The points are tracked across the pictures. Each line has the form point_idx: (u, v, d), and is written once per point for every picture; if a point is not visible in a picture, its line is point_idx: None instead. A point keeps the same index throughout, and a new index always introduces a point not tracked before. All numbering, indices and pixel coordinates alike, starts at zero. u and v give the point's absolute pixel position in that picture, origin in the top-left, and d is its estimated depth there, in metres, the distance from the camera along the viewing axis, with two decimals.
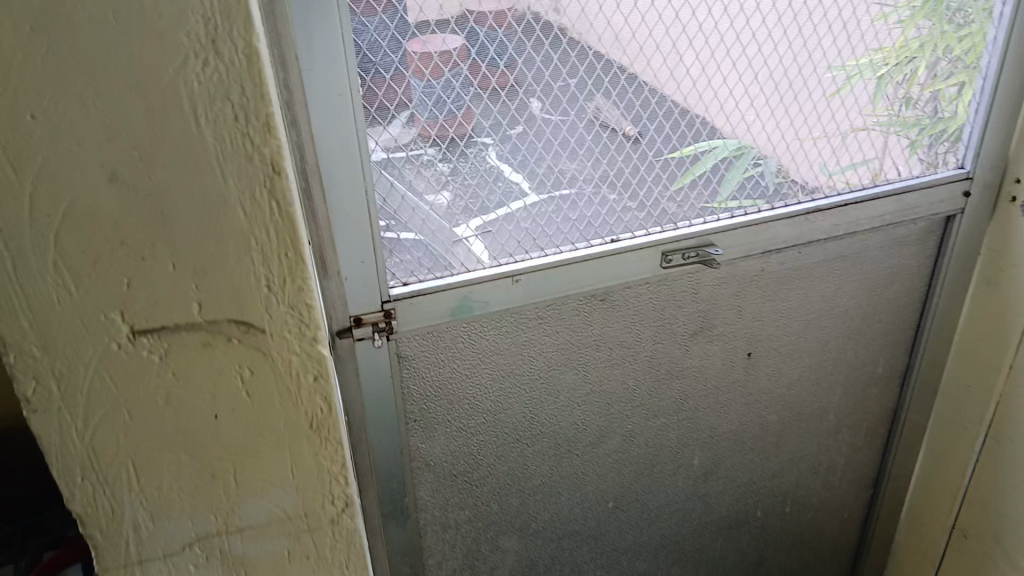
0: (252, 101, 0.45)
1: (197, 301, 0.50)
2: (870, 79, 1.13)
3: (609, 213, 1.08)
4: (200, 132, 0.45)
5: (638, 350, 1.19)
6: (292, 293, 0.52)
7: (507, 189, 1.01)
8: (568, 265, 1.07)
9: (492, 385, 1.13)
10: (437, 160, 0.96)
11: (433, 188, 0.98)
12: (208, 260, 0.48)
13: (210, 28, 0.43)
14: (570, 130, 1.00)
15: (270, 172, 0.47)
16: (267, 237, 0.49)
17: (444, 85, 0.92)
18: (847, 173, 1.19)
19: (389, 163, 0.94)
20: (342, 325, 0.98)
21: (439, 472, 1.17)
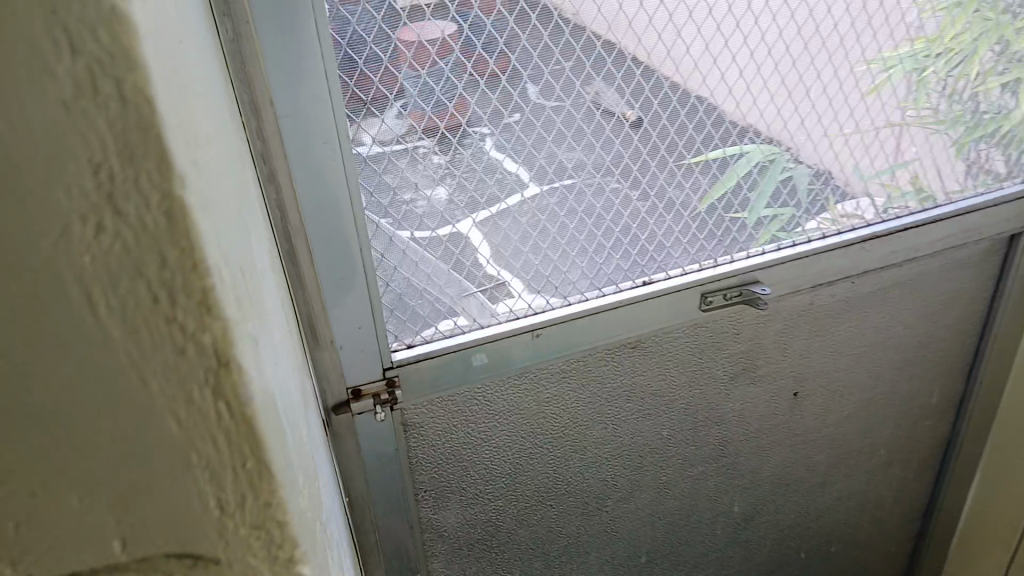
0: (177, 267, 0.26)
1: (112, 547, 0.31)
2: (912, 73, 0.97)
3: (639, 255, 0.95)
4: (93, 315, 0.26)
5: (672, 397, 1.06)
6: (259, 519, 0.31)
7: (506, 180, 0.84)
8: (594, 314, 0.94)
9: (512, 447, 1.00)
10: (433, 152, 0.79)
11: (429, 183, 0.80)
12: (125, 496, 0.30)
13: (105, 175, 0.24)
14: (595, 166, 0.87)
15: (212, 365, 0.27)
16: (218, 456, 0.29)
17: (415, 85, 0.74)
18: (888, 176, 1.03)
19: (393, 188, 0.79)
20: (337, 399, 0.86)
21: (454, 543, 1.05)
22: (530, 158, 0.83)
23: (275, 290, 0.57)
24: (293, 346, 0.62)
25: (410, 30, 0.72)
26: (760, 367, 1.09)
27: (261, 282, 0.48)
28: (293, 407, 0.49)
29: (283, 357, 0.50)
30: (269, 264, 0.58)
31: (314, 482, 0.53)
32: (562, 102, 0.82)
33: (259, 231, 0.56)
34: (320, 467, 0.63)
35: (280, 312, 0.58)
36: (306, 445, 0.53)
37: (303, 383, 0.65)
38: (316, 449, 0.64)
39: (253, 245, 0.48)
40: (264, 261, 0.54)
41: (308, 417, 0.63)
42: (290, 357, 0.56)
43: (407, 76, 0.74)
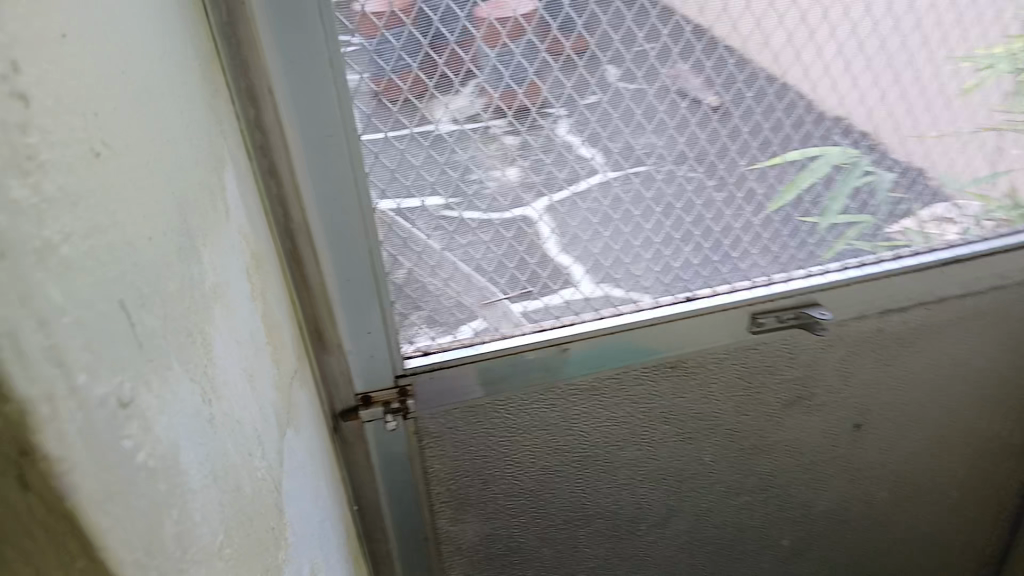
0: None
1: None
2: (1009, 74, 0.84)
3: (682, 267, 0.86)
4: None
5: (717, 422, 0.98)
6: None
7: (577, 164, 0.76)
8: (629, 331, 0.86)
9: (536, 464, 0.94)
10: (507, 132, 0.72)
11: (500, 164, 0.74)
12: None
13: None
14: (634, 170, 0.78)
15: (14, 454, 0.24)
16: (36, 545, 0.26)
17: (486, 67, 0.68)
18: (981, 186, 0.92)
19: (460, 167, 0.73)
20: (346, 404, 0.81)
21: (471, 556, 1.00)
22: (561, 160, 0.75)
23: (244, 304, 0.52)
24: (271, 362, 0.57)
25: (483, 7, 0.65)
26: (817, 395, 0.99)
27: (206, 304, 0.43)
28: (237, 442, 0.44)
29: (231, 386, 0.45)
30: (244, 273, 0.53)
31: (268, 523, 0.48)
32: (597, 99, 0.73)
33: (229, 239, 0.51)
34: (297, 495, 0.58)
35: (250, 328, 0.52)
36: (261, 482, 0.48)
37: (287, 400, 0.60)
38: (296, 474, 0.59)
39: (200, 262, 0.43)
40: (225, 273, 0.48)
41: (286, 440, 0.58)
42: (253, 380, 0.50)
43: (486, 53, 0.67)
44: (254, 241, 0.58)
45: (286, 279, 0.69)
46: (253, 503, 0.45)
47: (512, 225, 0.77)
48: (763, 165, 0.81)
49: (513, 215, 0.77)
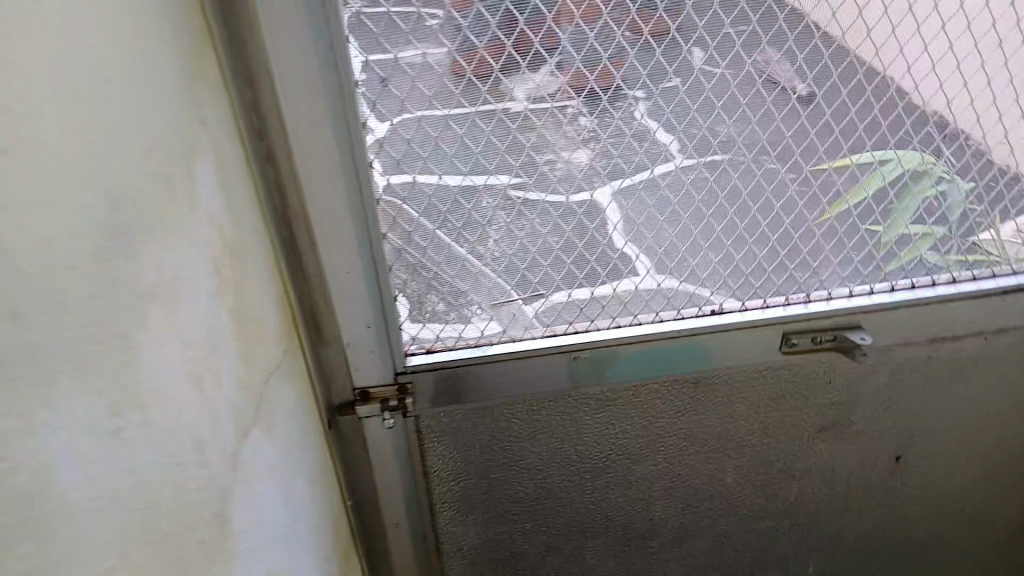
0: None
1: None
2: None
3: (710, 279, 0.79)
4: None
5: (741, 444, 0.92)
6: None
7: (647, 150, 0.71)
8: (647, 343, 0.81)
9: (542, 471, 0.91)
10: (583, 114, 0.68)
11: (572, 145, 0.69)
12: None
13: None
14: (660, 172, 0.72)
15: None
16: None
17: (580, 46, 0.64)
18: None
19: (530, 149, 0.69)
20: (342, 398, 0.78)
21: (474, 556, 0.97)
22: (579, 158, 0.70)
23: (202, 301, 0.49)
24: (236, 360, 0.54)
25: None
26: (854, 425, 0.92)
27: (136, 306, 0.40)
28: (156, 454, 0.42)
29: (158, 394, 0.42)
30: (206, 268, 0.50)
31: (195, 536, 0.45)
32: (624, 96, 0.68)
33: (190, 233, 0.48)
34: (251, 501, 0.55)
35: (208, 326, 0.49)
36: (190, 495, 0.45)
37: (255, 399, 0.57)
38: (255, 478, 0.56)
39: (135, 262, 0.40)
40: (176, 271, 0.46)
41: (249, 443, 0.55)
42: (200, 384, 0.48)
43: (579, 31, 0.64)
44: (232, 232, 0.55)
45: (280, 269, 0.66)
46: (170, 519, 0.43)
47: (524, 225, 0.73)
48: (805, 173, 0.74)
49: (530, 215, 0.73)
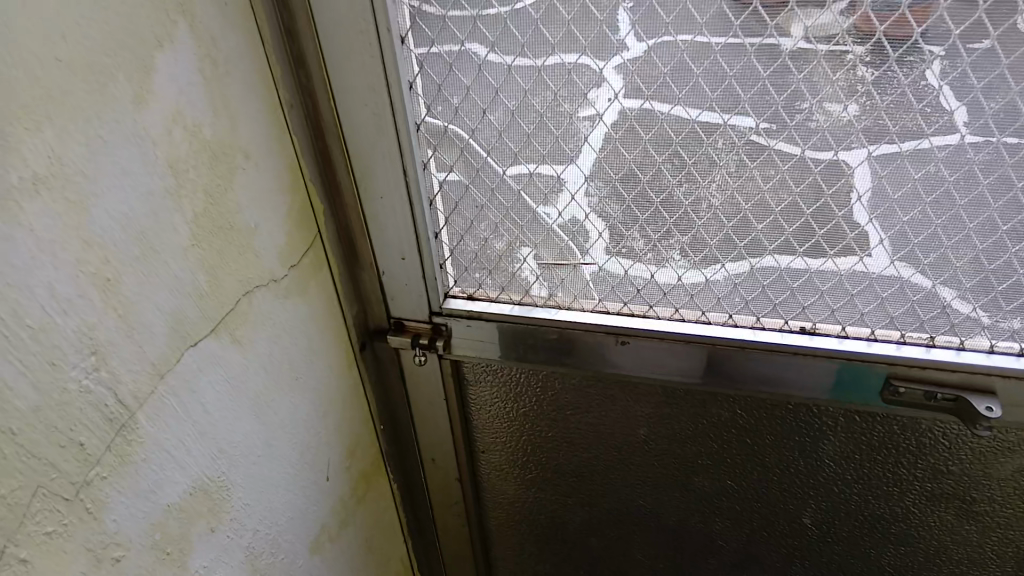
0: None
1: None
2: None
3: (802, 290, 0.65)
4: None
5: (825, 486, 0.78)
6: None
7: (831, 120, 0.56)
8: (714, 346, 0.69)
9: (590, 452, 0.83)
10: (863, 62, 0.53)
11: (841, 96, 0.55)
12: None
13: None
14: (750, 148, 0.59)
15: None
16: None
17: None
18: None
19: (795, 91, 0.56)
20: (380, 322, 0.77)
21: (513, 514, 0.93)
22: (648, 117, 0.60)
23: (138, 203, 0.47)
24: (195, 269, 0.52)
25: None
26: (978, 504, 0.74)
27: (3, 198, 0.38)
28: (14, 359, 0.40)
29: (29, 292, 0.40)
30: (155, 169, 0.48)
31: (73, 442, 0.44)
32: (864, 63, 0.53)
33: (128, 128, 0.45)
34: (192, 413, 0.54)
35: (142, 230, 0.47)
36: (71, 401, 0.44)
37: (225, 310, 0.56)
38: (205, 389, 0.55)
39: (5, 153, 0.38)
40: (96, 167, 0.43)
41: (199, 352, 0.54)
42: (112, 287, 0.46)
43: None
44: (216, 136, 0.53)
45: (310, 183, 0.64)
46: (25, 422, 0.41)
47: (577, 181, 0.65)
48: (946, 186, 0.57)
49: (580, 171, 0.64)
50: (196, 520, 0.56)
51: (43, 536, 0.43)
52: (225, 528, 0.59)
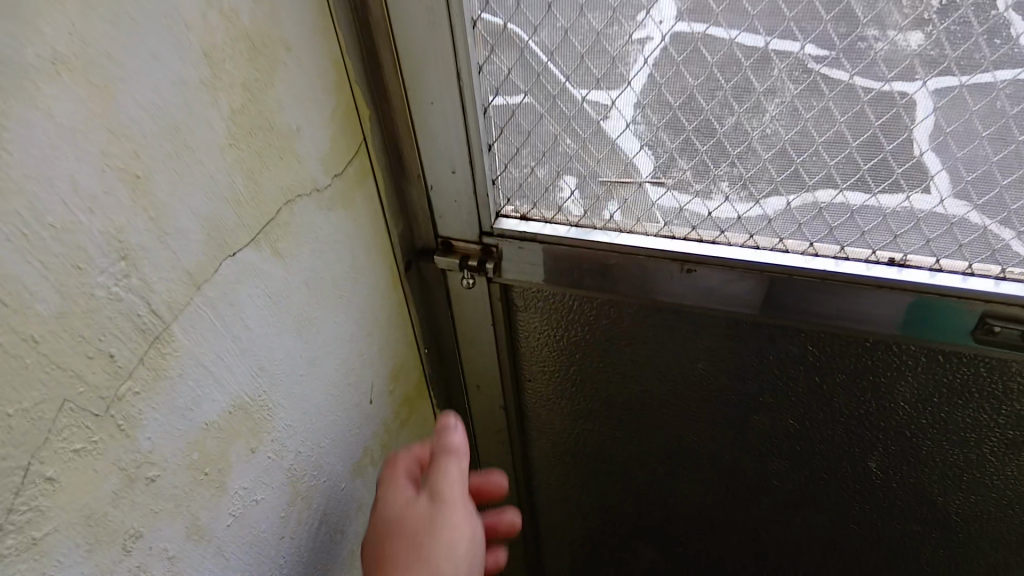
0: None
1: None
2: None
3: (894, 218, 0.58)
4: None
5: (896, 429, 0.73)
6: None
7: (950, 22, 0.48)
8: (789, 277, 0.63)
9: (643, 385, 0.79)
10: None
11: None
12: None
13: None
14: (849, 55, 0.51)
15: None
16: None
17: None
18: None
19: None
20: (428, 241, 0.73)
21: (559, 444, 0.90)
22: (736, 11, 0.52)
23: (170, 95, 0.42)
24: (232, 171, 0.48)
25: None
26: None
27: (12, 75, 0.34)
28: (34, 259, 0.36)
29: (49, 185, 0.36)
30: (188, 56, 0.43)
31: (102, 352, 0.41)
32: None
33: (158, 9, 0.41)
34: (230, 327, 0.50)
35: (176, 124, 0.43)
36: (98, 310, 0.40)
37: (265, 217, 0.52)
38: (244, 301, 0.51)
39: (18, 27, 0.34)
40: (120, 48, 0.39)
41: (239, 262, 0.50)
42: (144, 186, 0.41)
43: None
44: (255, 25, 0.48)
45: (355, 85, 0.59)
46: (48, 331, 0.38)
47: (648, 89, 0.58)
48: None
49: (640, 81, 0.58)
50: (234, 440, 0.53)
51: (71, 453, 0.40)
52: (265, 448, 0.56)
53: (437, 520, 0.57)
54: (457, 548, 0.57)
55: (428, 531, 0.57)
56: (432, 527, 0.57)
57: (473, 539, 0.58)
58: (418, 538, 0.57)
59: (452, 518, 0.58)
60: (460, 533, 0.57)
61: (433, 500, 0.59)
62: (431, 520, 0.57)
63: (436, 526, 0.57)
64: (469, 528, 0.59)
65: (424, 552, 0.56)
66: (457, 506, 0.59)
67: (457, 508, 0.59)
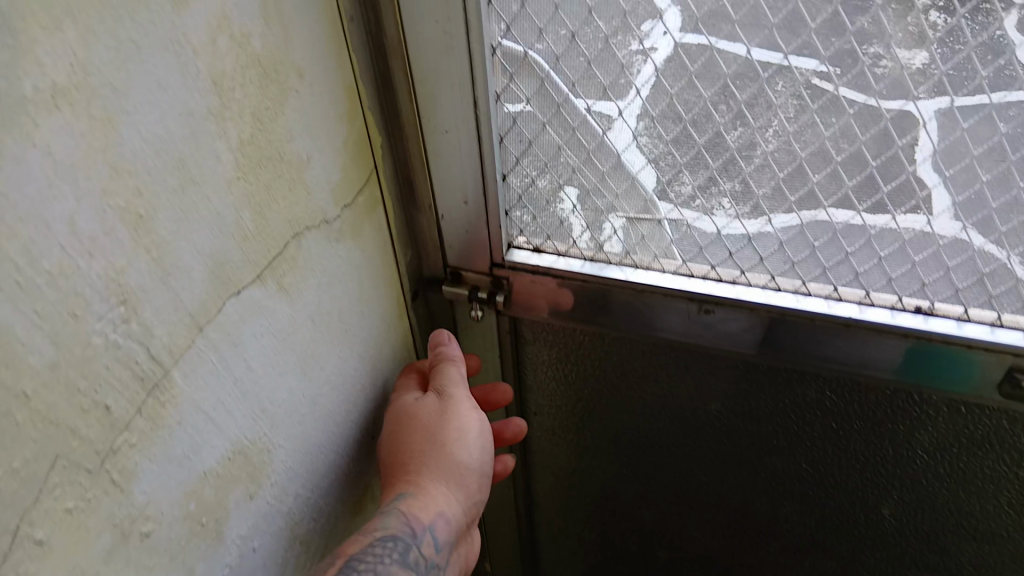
0: None
1: None
2: None
3: (924, 265, 0.56)
4: None
5: (913, 478, 0.71)
6: None
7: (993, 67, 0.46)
8: (812, 323, 0.61)
9: (653, 423, 0.77)
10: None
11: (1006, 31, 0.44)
12: None
13: None
14: (886, 97, 0.49)
15: None
16: None
17: None
18: None
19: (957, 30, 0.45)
20: (436, 269, 0.70)
21: (562, 478, 0.87)
22: (770, 50, 0.49)
23: (177, 127, 0.39)
24: (240, 205, 0.45)
25: None
26: None
27: (10, 110, 0.31)
28: (28, 308, 0.33)
29: (45, 228, 0.33)
30: (197, 86, 0.40)
31: (97, 404, 0.38)
32: (937, 8, 0.45)
33: (166, 33, 0.37)
34: (232, 369, 0.47)
35: (182, 158, 0.40)
36: (94, 358, 0.37)
37: (271, 252, 0.49)
38: (248, 340, 0.48)
39: (13, 55, 0.30)
40: (127, 79, 0.36)
41: (243, 300, 0.47)
42: (146, 225, 0.39)
43: None
44: (267, 49, 0.45)
45: (367, 111, 0.57)
46: (41, 384, 0.35)
47: (673, 126, 0.56)
48: None
49: (647, 111, 0.55)
50: (233, 486, 0.50)
51: (62, 512, 0.37)
52: (264, 493, 0.53)
53: (446, 414, 0.63)
54: (468, 438, 0.63)
55: (439, 424, 0.62)
56: (443, 418, 0.62)
57: (482, 427, 0.64)
58: (431, 431, 0.62)
59: (460, 412, 0.63)
60: (469, 425, 0.63)
61: (441, 395, 0.64)
62: (441, 415, 0.62)
63: (446, 420, 0.62)
64: (476, 418, 0.64)
65: (438, 443, 0.62)
66: (464, 400, 0.64)
67: (463, 402, 0.64)
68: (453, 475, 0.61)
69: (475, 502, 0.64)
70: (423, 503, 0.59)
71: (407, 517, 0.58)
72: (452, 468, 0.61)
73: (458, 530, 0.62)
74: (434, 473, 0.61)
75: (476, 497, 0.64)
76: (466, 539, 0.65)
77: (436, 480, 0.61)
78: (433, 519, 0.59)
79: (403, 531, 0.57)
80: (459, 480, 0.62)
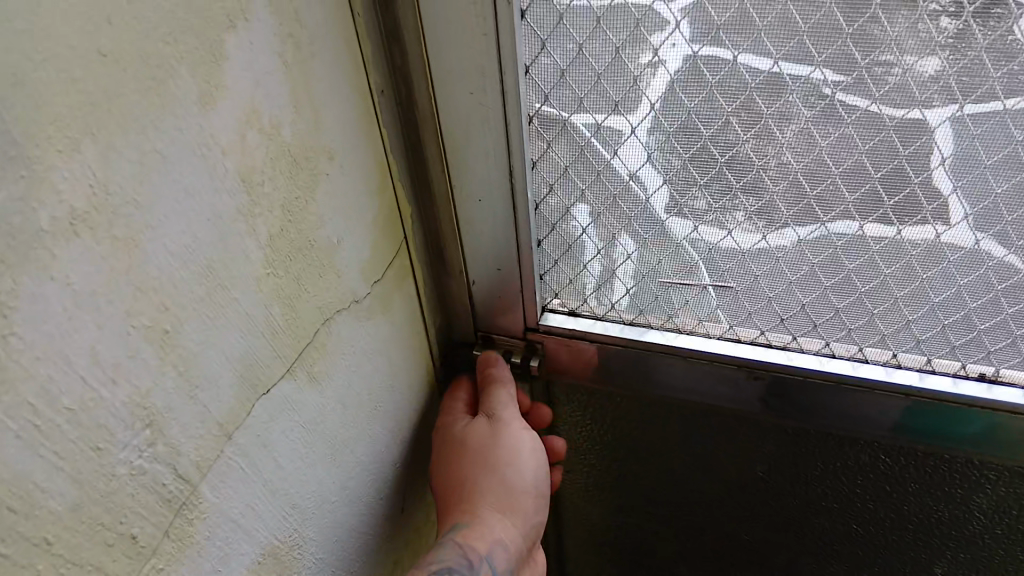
0: None
1: None
2: None
3: (990, 334, 0.53)
4: None
5: (970, 541, 0.67)
6: None
7: None
8: (866, 390, 0.58)
9: (692, 481, 0.74)
10: None
11: None
12: None
13: None
14: (956, 168, 0.46)
15: None
16: None
17: None
18: None
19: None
20: (469, 330, 0.68)
21: (596, 531, 0.85)
22: (830, 119, 0.46)
23: (204, 233, 0.36)
24: (269, 301, 0.42)
25: None
26: None
27: (28, 247, 0.28)
28: (47, 450, 0.30)
29: (66, 365, 0.30)
30: (225, 185, 0.37)
31: (123, 536, 0.35)
32: (947, 13, 0.40)
33: (192, 136, 0.35)
34: (262, 470, 0.45)
35: (209, 261, 0.37)
36: (119, 488, 0.34)
37: (302, 343, 0.46)
38: (278, 439, 0.46)
39: (29, 185, 0.27)
40: (150, 191, 0.33)
41: (273, 398, 0.44)
42: (172, 339, 0.36)
43: None
44: (297, 138, 0.42)
45: (397, 180, 0.54)
46: (63, 527, 0.32)
47: (721, 194, 0.52)
48: None
49: (696, 181, 0.52)
50: None
51: None
52: None
53: (496, 437, 0.60)
54: (522, 460, 0.60)
55: (490, 447, 0.60)
56: (493, 442, 0.60)
57: (534, 448, 0.62)
58: (482, 455, 0.60)
59: (509, 434, 0.60)
60: (521, 446, 0.60)
61: (490, 420, 0.62)
62: (490, 438, 0.60)
63: (496, 443, 0.60)
64: (529, 440, 0.62)
65: (490, 468, 0.59)
66: (514, 422, 0.61)
67: (513, 424, 0.62)
68: (508, 501, 0.58)
69: (534, 529, 0.60)
70: (478, 531, 0.56)
71: (463, 548, 0.54)
72: (506, 492, 0.58)
73: (520, 559, 0.58)
74: (488, 499, 0.58)
75: (536, 523, 0.60)
76: (529, 566, 0.61)
77: (491, 508, 0.57)
78: (490, 548, 0.55)
79: (460, 563, 0.54)
80: (516, 507, 0.59)
